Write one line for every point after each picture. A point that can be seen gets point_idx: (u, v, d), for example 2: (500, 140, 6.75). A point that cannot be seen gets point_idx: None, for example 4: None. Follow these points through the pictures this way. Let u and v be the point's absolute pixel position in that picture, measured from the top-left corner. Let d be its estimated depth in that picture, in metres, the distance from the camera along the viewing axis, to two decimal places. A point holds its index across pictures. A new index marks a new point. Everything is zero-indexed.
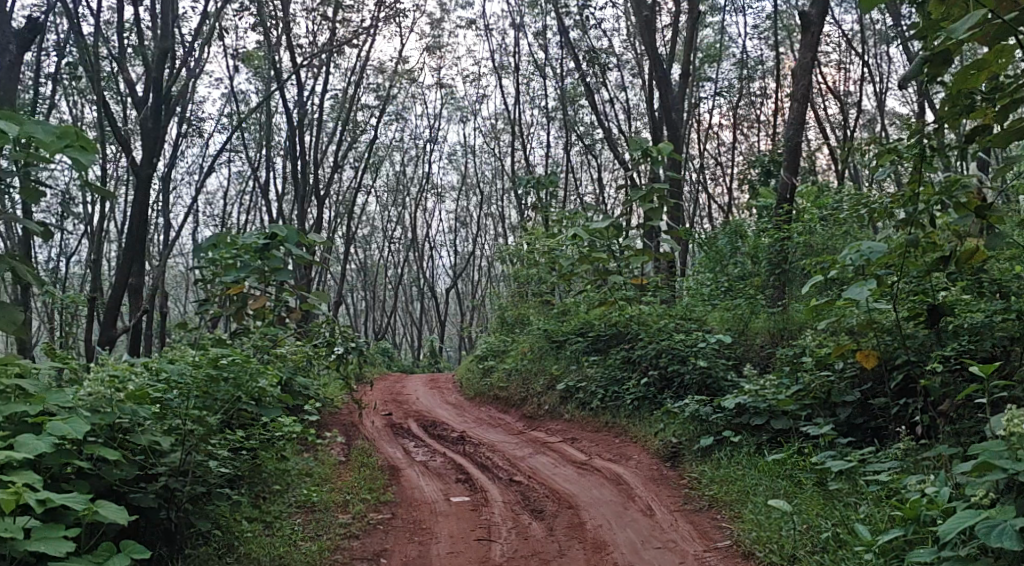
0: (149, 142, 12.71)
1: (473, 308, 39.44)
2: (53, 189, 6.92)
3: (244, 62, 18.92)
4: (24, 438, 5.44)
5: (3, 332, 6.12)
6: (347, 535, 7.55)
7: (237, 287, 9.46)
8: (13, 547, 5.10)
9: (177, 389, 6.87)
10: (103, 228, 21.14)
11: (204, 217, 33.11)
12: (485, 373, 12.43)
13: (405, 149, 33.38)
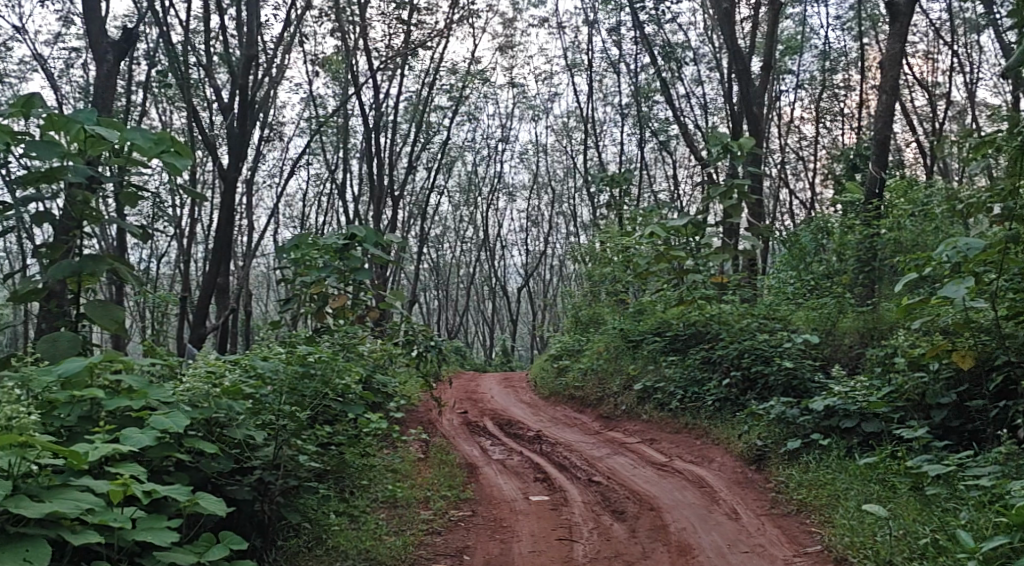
0: (235, 148, 12.94)
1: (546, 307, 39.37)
2: (147, 194, 7.27)
3: (322, 66, 19.13)
4: (128, 431, 5.58)
5: (107, 328, 6.63)
6: (430, 532, 7.62)
7: (318, 287, 9.60)
8: (121, 537, 5.21)
9: (269, 385, 6.99)
10: (189, 230, 21.59)
11: (283, 218, 33.62)
12: (560, 373, 12.36)
13: (478, 149, 33.46)
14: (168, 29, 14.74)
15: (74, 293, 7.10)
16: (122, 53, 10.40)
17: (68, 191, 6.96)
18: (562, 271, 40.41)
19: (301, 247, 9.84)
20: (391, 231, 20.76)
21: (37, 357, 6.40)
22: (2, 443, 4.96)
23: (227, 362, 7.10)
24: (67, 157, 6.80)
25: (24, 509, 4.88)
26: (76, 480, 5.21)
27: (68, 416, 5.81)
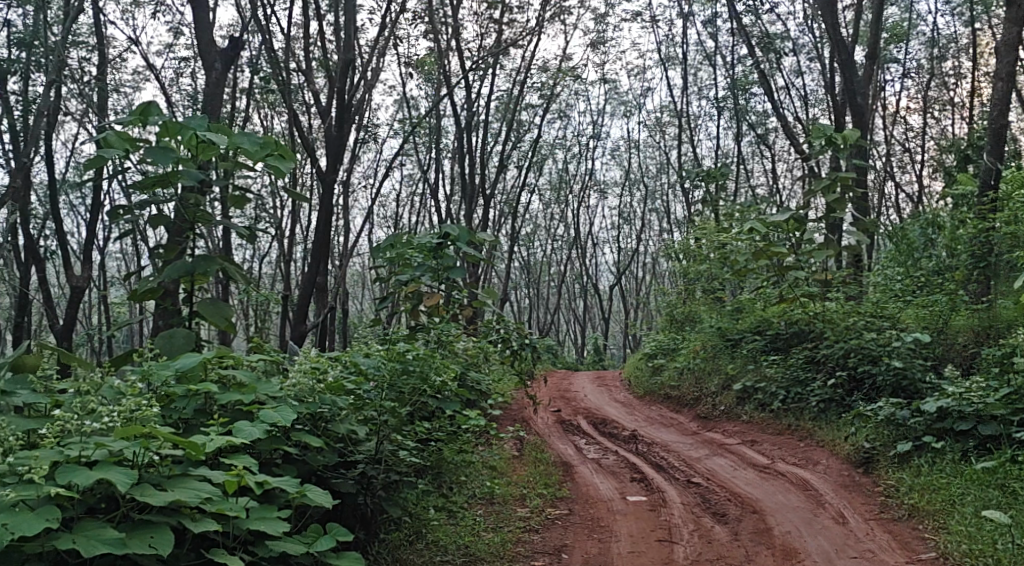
0: (332, 150, 13.16)
1: (638, 305, 39.07)
2: (254, 196, 7.58)
3: (415, 68, 19.30)
4: (240, 423, 5.74)
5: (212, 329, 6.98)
6: (527, 529, 7.75)
7: (413, 287, 9.72)
8: (237, 526, 5.33)
9: (371, 381, 7.13)
10: (289, 230, 22.03)
11: (377, 218, 34.07)
12: (655, 373, 12.22)
13: (568, 146, 33.34)
14: (269, 35, 15.06)
15: (187, 292, 7.41)
16: (229, 61, 10.93)
17: (181, 195, 7.31)
18: (655, 268, 40.03)
19: (396, 247, 9.96)
20: (483, 229, 20.84)
21: (152, 354, 6.64)
22: (128, 432, 5.12)
23: (329, 358, 7.23)
24: (180, 163, 7.16)
25: (149, 496, 5.03)
26: (195, 470, 5.34)
27: (183, 409, 6.09)
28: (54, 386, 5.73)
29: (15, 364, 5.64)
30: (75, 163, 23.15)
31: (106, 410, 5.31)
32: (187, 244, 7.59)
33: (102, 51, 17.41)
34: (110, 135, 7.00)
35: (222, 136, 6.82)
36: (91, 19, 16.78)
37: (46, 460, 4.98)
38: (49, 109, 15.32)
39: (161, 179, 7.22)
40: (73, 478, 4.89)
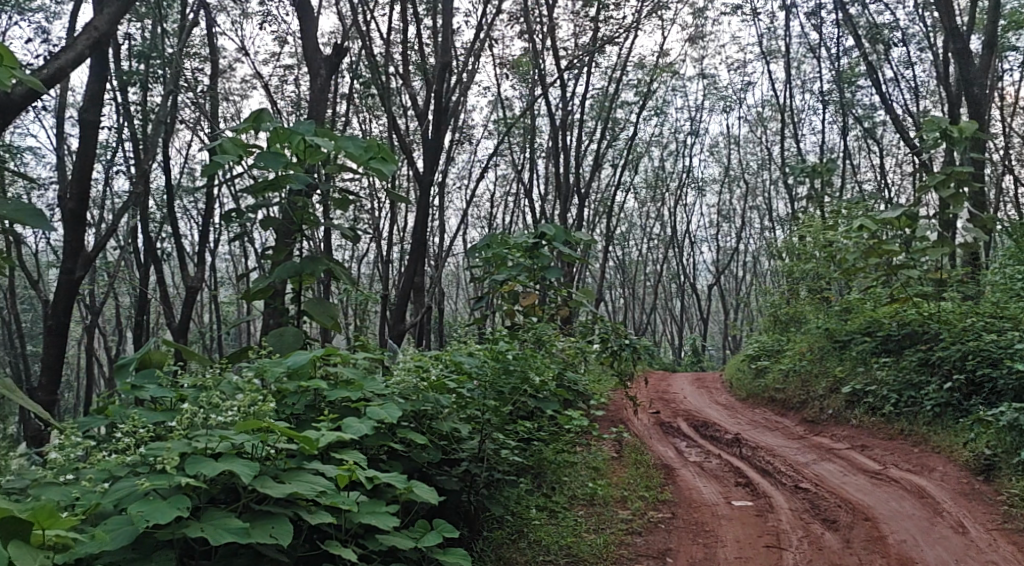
0: (432, 152, 13.27)
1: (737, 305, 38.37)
2: (359, 199, 7.74)
3: (511, 69, 19.31)
4: (349, 420, 5.96)
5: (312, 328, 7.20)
6: (630, 532, 7.69)
7: (508, 286, 9.77)
8: (349, 519, 5.50)
9: (475, 380, 7.16)
10: (388, 230, 22.30)
11: (473, 218, 34.29)
12: (759, 376, 11.95)
13: (665, 144, 32.95)
14: (370, 41, 15.30)
15: (296, 292, 7.58)
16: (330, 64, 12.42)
17: (289, 198, 7.54)
18: (756, 266, 39.27)
19: (492, 247, 10.08)
20: (579, 227, 20.73)
21: (265, 352, 6.83)
22: (248, 426, 5.28)
23: (432, 357, 7.31)
24: (289, 167, 7.38)
25: (269, 488, 5.17)
26: (309, 464, 5.48)
27: (295, 405, 6.27)
28: (176, 383, 5.95)
29: (141, 362, 5.91)
30: (187, 167, 23.92)
31: (227, 405, 5.48)
32: (296, 245, 7.81)
33: (212, 59, 17.96)
34: (223, 142, 7.26)
35: (327, 140, 7.01)
36: (206, 32, 17.33)
37: (175, 452, 5.15)
38: (165, 120, 15.90)
39: (270, 184, 7.44)
40: (201, 468, 5.05)
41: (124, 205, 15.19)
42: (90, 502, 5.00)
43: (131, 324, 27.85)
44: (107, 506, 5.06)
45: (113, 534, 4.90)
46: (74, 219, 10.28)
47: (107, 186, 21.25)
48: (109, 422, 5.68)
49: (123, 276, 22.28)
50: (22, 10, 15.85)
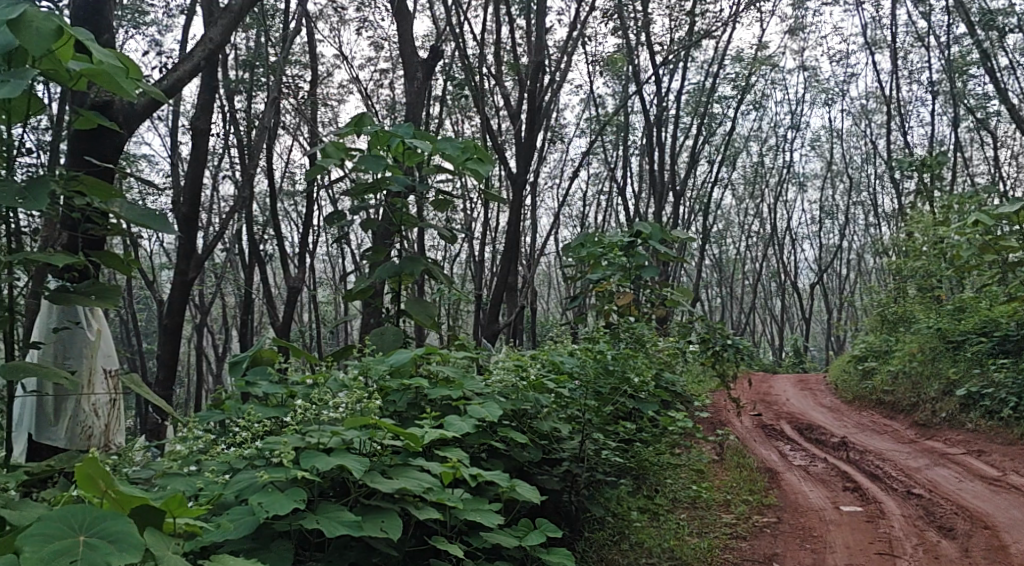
0: (528, 151, 13.31)
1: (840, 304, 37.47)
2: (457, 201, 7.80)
3: (605, 66, 19.21)
4: (452, 418, 5.99)
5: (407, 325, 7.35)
6: (734, 536, 7.56)
7: (602, 285, 9.75)
8: (454, 516, 5.57)
9: (575, 380, 7.15)
10: (483, 229, 22.39)
11: (567, 218, 34.28)
12: (865, 378, 11.63)
13: (764, 139, 32.36)
14: (463, 42, 15.38)
15: (395, 292, 7.68)
16: (427, 70, 12.76)
17: (388, 199, 7.64)
18: (860, 263, 38.32)
19: (587, 246, 10.05)
20: (677, 225, 20.48)
21: (369, 351, 6.96)
22: (356, 422, 5.37)
23: (530, 356, 7.33)
24: (388, 169, 7.51)
25: (378, 484, 5.26)
26: (414, 461, 5.56)
27: (398, 403, 6.33)
28: (288, 379, 6.15)
29: (254, 359, 6.16)
30: (286, 171, 24.48)
31: (337, 399, 5.62)
32: (395, 246, 7.96)
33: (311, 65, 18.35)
34: (325, 145, 7.44)
35: (425, 141, 7.14)
36: (306, 39, 17.72)
37: (290, 446, 5.24)
38: (269, 126, 16.33)
39: (371, 186, 7.57)
40: (315, 462, 5.13)
41: (230, 208, 15.69)
42: (213, 493, 5.09)
43: (237, 324, 28.61)
44: (228, 496, 5.17)
45: (237, 523, 4.99)
46: (189, 223, 10.71)
47: (213, 190, 21.90)
48: (225, 416, 5.87)
49: (230, 278, 22.96)
50: (132, 24, 16.47)
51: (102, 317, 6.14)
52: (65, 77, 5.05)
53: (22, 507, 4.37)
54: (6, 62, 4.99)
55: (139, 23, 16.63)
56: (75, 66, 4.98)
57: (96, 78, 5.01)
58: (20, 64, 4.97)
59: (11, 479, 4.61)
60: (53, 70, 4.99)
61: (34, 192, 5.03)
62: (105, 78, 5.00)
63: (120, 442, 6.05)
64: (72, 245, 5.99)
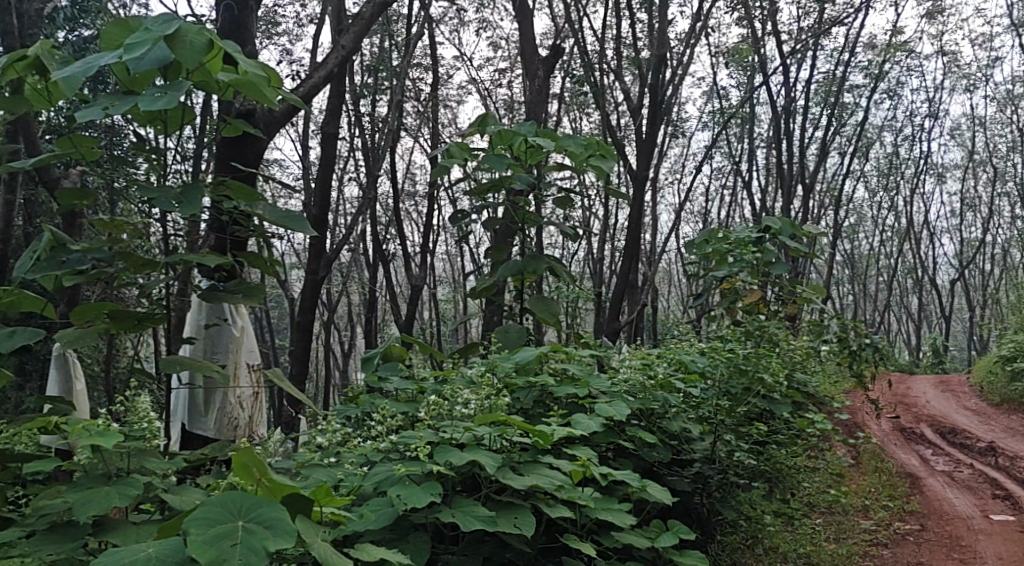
0: (650, 148, 13.12)
1: (982, 301, 35.84)
2: (580, 200, 7.79)
3: (730, 58, 18.83)
4: (580, 416, 5.94)
5: (533, 322, 7.36)
6: (875, 543, 7.35)
7: (729, 283, 9.53)
8: (585, 516, 5.52)
9: (706, 380, 7.02)
10: (606, 225, 22.22)
11: (689, 213, 33.78)
12: (1016, 379, 11.03)
13: (899, 129, 31.19)
14: (583, 38, 15.30)
15: (519, 289, 7.69)
16: (549, 67, 12.75)
17: (509, 198, 7.63)
18: (1004, 258, 36.56)
19: (712, 243, 9.88)
20: (807, 220, 19.91)
21: (496, 348, 6.97)
22: (487, 419, 5.37)
23: (656, 355, 7.24)
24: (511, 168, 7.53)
25: (511, 480, 5.24)
26: (544, 458, 5.52)
27: (524, 400, 6.30)
28: (418, 376, 6.23)
29: (384, 355, 6.36)
30: (408, 172, 24.86)
31: (468, 395, 5.63)
32: (519, 245, 7.99)
33: (433, 66, 18.60)
34: (450, 146, 7.54)
35: (547, 140, 7.16)
36: (428, 41, 17.95)
37: (424, 441, 5.26)
38: (392, 129, 16.62)
39: (493, 186, 7.61)
40: (450, 457, 5.13)
41: (356, 209, 16.02)
42: (353, 484, 5.16)
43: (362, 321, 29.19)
44: (367, 488, 5.22)
45: (377, 514, 5.02)
46: (320, 224, 10.98)
47: (338, 191, 22.39)
48: (360, 412, 5.98)
49: (355, 276, 23.44)
50: (265, 34, 17.01)
51: (245, 312, 6.39)
52: (215, 88, 5.20)
53: (182, 492, 4.59)
54: (162, 75, 5.16)
55: (271, 33, 17.15)
56: (223, 77, 5.11)
57: (243, 88, 5.14)
58: (174, 77, 5.12)
59: (172, 467, 4.60)
60: (202, 81, 5.14)
61: (189, 196, 5.20)
62: (250, 88, 5.12)
63: (266, 432, 6.33)
64: (218, 244, 6.27)
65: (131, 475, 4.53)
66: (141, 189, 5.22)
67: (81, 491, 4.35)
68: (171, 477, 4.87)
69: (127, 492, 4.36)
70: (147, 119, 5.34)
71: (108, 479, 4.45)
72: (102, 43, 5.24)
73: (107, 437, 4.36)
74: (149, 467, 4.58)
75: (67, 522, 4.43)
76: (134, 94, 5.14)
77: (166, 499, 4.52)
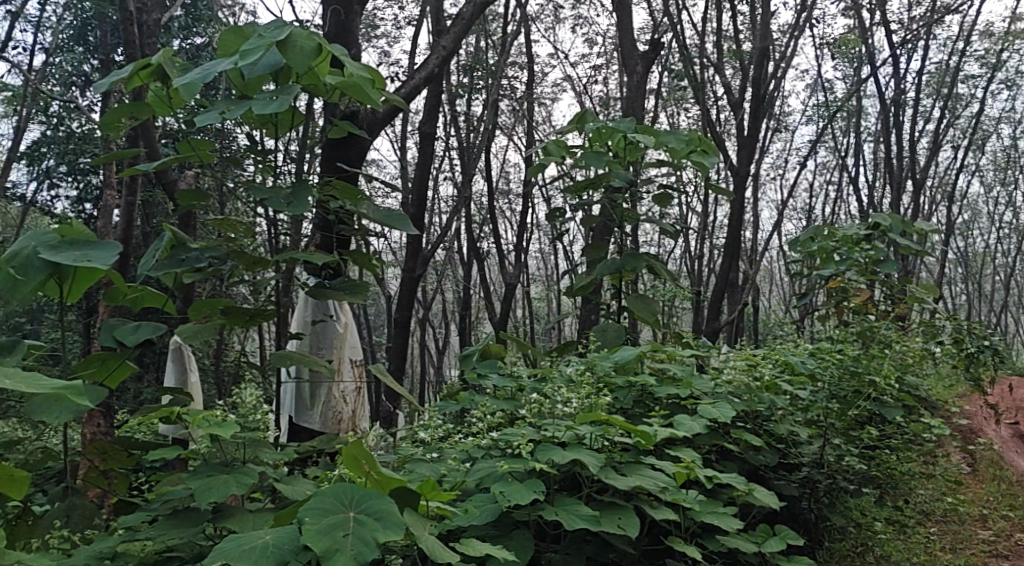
0: (752, 144, 12.84)
1: None
2: (680, 198, 7.67)
3: (836, 50, 18.33)
4: (682, 417, 5.81)
5: (634, 321, 7.26)
6: (994, 555, 7.07)
7: (835, 282, 9.22)
8: (689, 518, 5.42)
9: (812, 381, 6.82)
10: (706, 222, 21.87)
11: (792, 211, 33.05)
12: None
13: (1017, 121, 29.90)
14: (683, 33, 15.06)
15: (617, 288, 7.60)
16: (648, 63, 12.58)
17: (608, 196, 7.53)
18: None
19: (817, 241, 9.59)
20: (917, 217, 19.22)
21: (595, 348, 6.90)
22: (588, 418, 5.29)
23: (760, 356, 7.06)
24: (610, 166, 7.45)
25: (614, 481, 5.15)
26: (646, 459, 5.43)
27: (624, 400, 6.21)
28: (518, 374, 6.20)
29: (483, 354, 6.38)
30: (504, 170, 24.90)
31: (569, 394, 5.57)
32: (616, 243, 7.90)
33: (530, 64, 18.58)
34: (547, 144, 7.50)
35: (647, 137, 7.07)
36: (524, 40, 17.94)
37: (527, 439, 5.22)
38: (488, 128, 16.65)
39: (591, 183, 7.53)
40: (553, 455, 5.06)
41: (452, 207, 16.10)
42: (456, 479, 5.14)
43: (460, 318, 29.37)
44: (470, 484, 5.21)
45: (481, 509, 5.00)
46: (418, 222, 11.04)
47: (435, 190, 22.56)
48: (461, 408, 5.99)
49: (451, 274, 23.57)
50: (365, 37, 17.25)
51: (350, 308, 6.44)
52: (323, 91, 5.25)
53: (294, 481, 4.65)
54: (273, 79, 5.22)
55: (371, 36, 17.38)
56: (331, 80, 5.15)
57: (349, 91, 5.17)
58: (284, 81, 5.18)
59: (285, 457, 4.66)
60: (311, 85, 5.19)
61: (298, 197, 5.26)
62: (356, 90, 5.15)
63: (369, 425, 6.41)
64: (323, 243, 6.33)
65: (246, 464, 4.61)
66: (253, 189, 5.29)
67: (203, 478, 4.42)
68: (281, 469, 4.93)
69: (244, 480, 4.42)
70: (259, 122, 5.43)
71: (225, 468, 4.52)
72: (219, 50, 5.36)
73: (226, 426, 4.44)
74: (263, 458, 4.65)
75: (187, 507, 4.56)
76: (246, 99, 5.22)
77: (279, 487, 4.58)
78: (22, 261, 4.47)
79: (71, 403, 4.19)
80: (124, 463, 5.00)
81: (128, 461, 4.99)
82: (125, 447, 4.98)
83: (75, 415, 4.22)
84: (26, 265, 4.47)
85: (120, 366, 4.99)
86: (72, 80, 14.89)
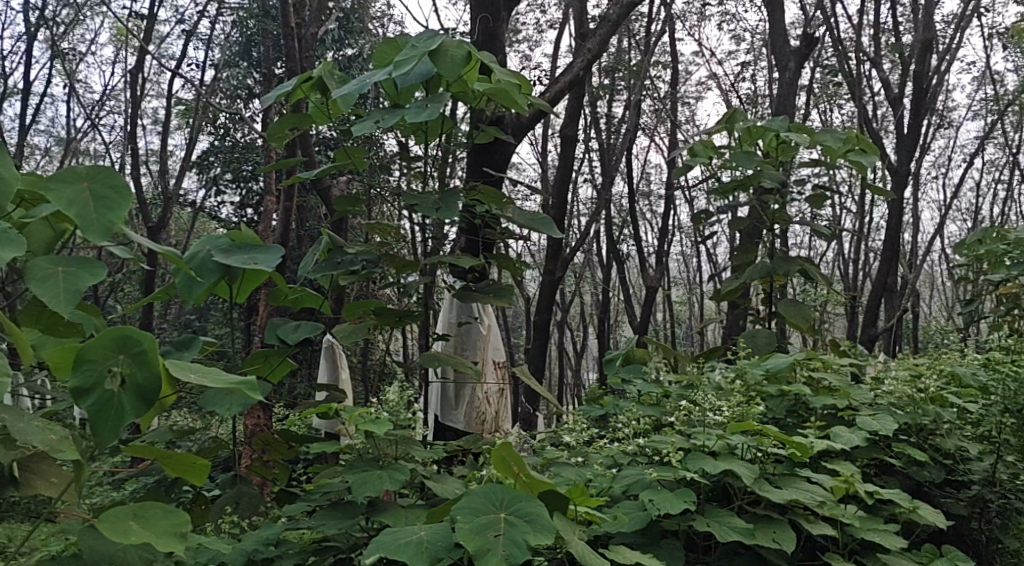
0: (912, 142, 12.23)
1: None
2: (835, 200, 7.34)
3: (1006, 40, 17.34)
4: (840, 429, 5.54)
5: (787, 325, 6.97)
6: None
7: (1006, 287, 8.63)
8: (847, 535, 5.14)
9: (981, 394, 6.38)
10: (859, 224, 21.03)
11: (956, 211, 31.39)
12: None
13: None
14: (836, 27, 14.52)
15: (766, 293, 7.32)
16: (799, 61, 12.17)
17: (757, 197, 7.25)
18: None
19: (986, 243, 9.01)
20: None
21: (745, 355, 6.66)
22: (741, 428, 5.08)
23: (923, 366, 6.66)
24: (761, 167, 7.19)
25: (769, 493, 4.93)
26: (801, 471, 5.18)
27: (778, 409, 5.96)
28: (665, 380, 6.03)
29: (628, 359, 6.24)
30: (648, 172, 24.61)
31: (722, 401, 5.37)
32: (767, 247, 7.62)
33: (675, 63, 18.29)
34: (695, 144, 7.30)
35: (801, 136, 6.80)
36: (669, 39, 17.69)
37: (678, 445, 5.06)
38: (631, 129, 16.48)
39: (740, 185, 7.29)
40: (705, 465, 4.88)
41: (594, 210, 16.00)
42: (604, 485, 5.03)
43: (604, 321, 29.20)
44: (616, 491, 5.08)
45: (630, 516, 4.87)
46: (561, 225, 10.98)
47: (577, 192, 22.52)
48: (606, 413, 5.86)
49: (594, 277, 23.43)
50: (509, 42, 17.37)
51: (493, 311, 6.42)
52: (472, 99, 5.22)
53: (443, 480, 4.64)
54: (424, 88, 5.24)
55: (516, 40, 17.53)
56: (480, 87, 5.12)
57: (497, 97, 5.13)
58: (434, 89, 5.19)
59: (435, 456, 4.65)
60: (461, 93, 5.18)
61: (447, 203, 5.22)
62: (505, 96, 5.10)
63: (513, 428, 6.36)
64: (469, 246, 6.33)
65: (398, 461, 4.62)
66: (402, 195, 5.27)
67: (359, 472, 4.45)
68: (429, 469, 4.92)
69: (396, 476, 4.41)
70: (410, 130, 5.46)
71: (378, 464, 4.54)
72: (374, 61, 5.42)
73: (379, 423, 4.45)
74: (414, 456, 4.65)
75: (344, 501, 4.60)
76: (399, 106, 5.26)
77: (430, 485, 4.57)
78: (198, 263, 4.58)
79: (242, 397, 4.21)
80: (285, 455, 5.07)
81: (289, 452, 5.05)
82: (286, 440, 5.04)
83: (244, 407, 4.23)
84: (200, 265, 4.58)
85: (281, 363, 5.04)
86: (236, 92, 15.59)
